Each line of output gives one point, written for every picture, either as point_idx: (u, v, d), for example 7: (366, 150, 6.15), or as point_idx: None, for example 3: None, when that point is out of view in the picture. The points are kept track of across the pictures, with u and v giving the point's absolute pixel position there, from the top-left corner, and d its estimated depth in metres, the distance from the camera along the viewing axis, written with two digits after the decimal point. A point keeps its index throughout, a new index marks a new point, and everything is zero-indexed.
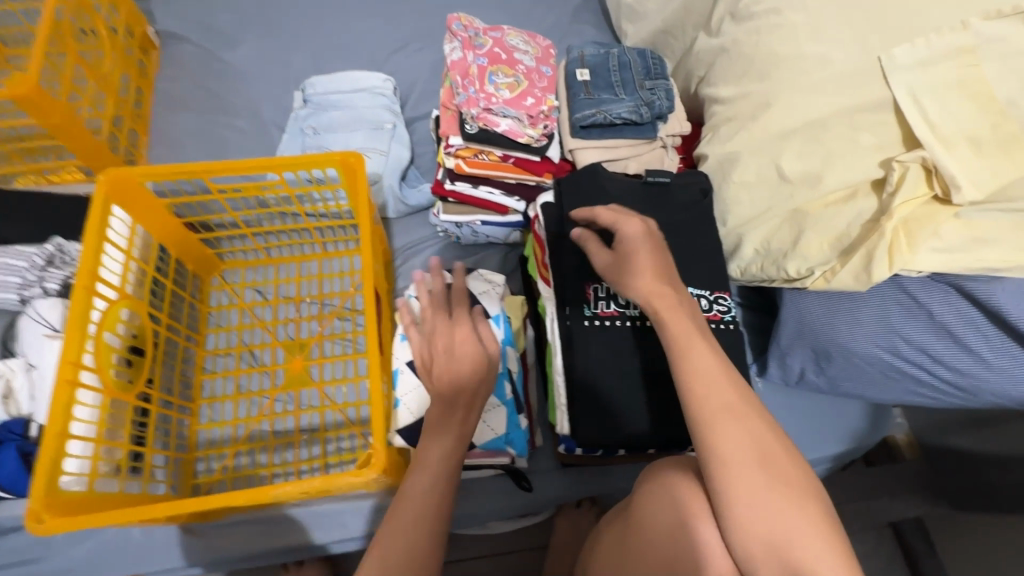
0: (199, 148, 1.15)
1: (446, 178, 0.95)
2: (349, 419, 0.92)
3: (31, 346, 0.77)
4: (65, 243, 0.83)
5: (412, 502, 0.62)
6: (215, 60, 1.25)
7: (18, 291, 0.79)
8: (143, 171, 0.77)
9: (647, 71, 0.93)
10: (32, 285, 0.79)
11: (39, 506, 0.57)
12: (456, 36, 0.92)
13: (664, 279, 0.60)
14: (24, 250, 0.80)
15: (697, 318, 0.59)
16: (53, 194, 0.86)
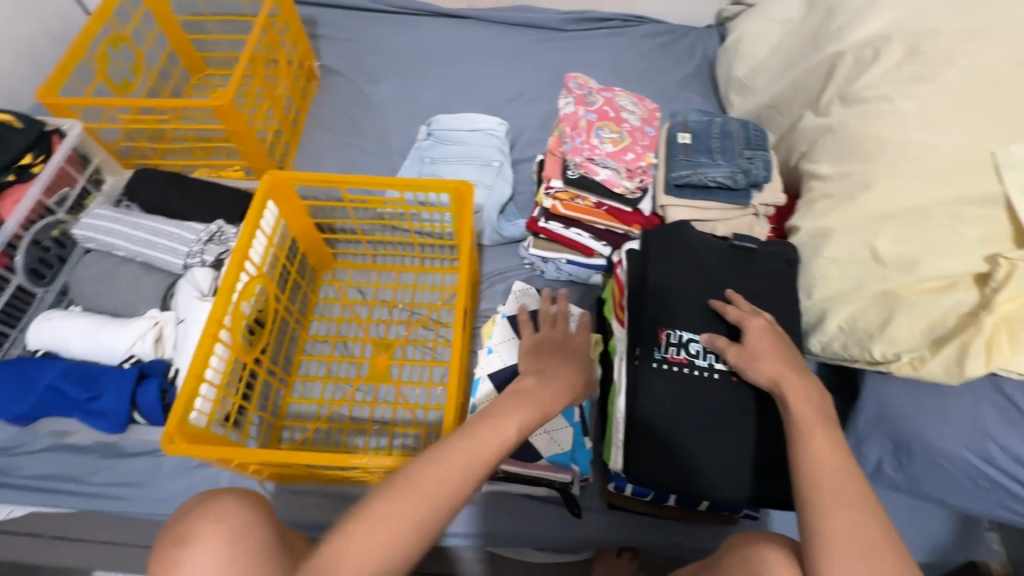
0: (335, 163, 1.34)
1: (540, 216, 1.02)
2: (417, 420, 1.01)
3: (185, 303, 0.92)
4: (224, 225, 1.00)
5: (478, 446, 0.61)
6: (360, 92, 1.46)
7: (183, 259, 0.95)
8: (296, 175, 0.93)
9: (747, 141, 0.97)
10: (194, 255, 0.96)
11: (176, 432, 0.69)
12: (570, 92, 1.02)
13: (794, 371, 0.66)
14: (194, 227, 0.98)
15: (825, 411, 0.61)
16: (223, 186, 1.05)
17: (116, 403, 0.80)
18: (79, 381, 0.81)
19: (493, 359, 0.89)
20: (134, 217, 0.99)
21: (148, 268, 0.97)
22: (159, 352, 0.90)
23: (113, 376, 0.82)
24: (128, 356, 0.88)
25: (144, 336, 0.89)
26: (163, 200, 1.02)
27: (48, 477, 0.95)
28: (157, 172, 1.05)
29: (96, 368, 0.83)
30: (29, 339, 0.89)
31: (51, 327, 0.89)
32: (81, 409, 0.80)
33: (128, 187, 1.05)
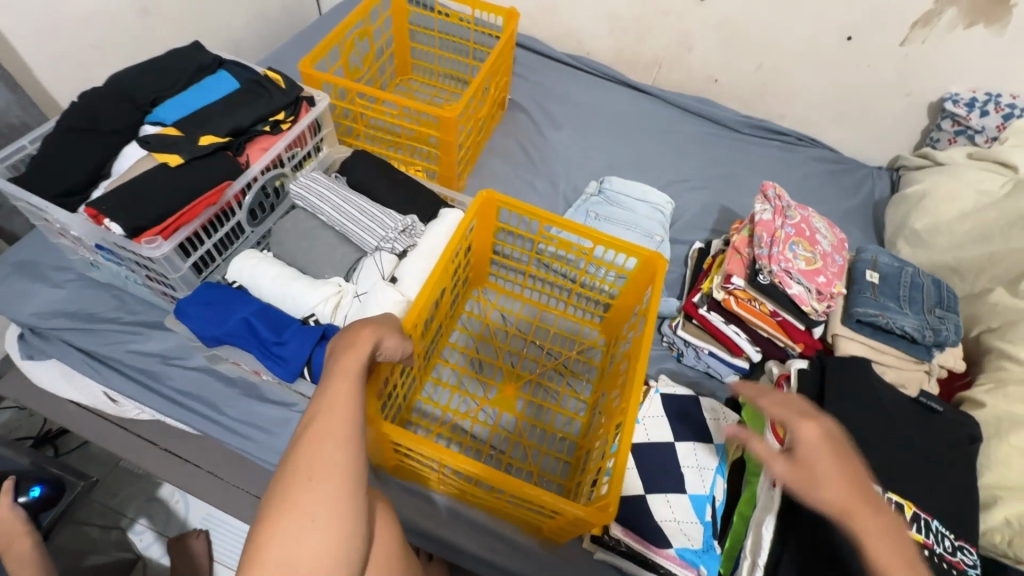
0: (503, 190, 1.42)
1: (701, 303, 1.07)
2: (531, 459, 1.01)
3: (369, 282, 0.99)
4: (416, 221, 1.07)
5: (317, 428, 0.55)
6: (539, 133, 1.56)
7: (377, 241, 1.01)
8: (506, 198, 0.99)
9: (939, 299, 0.97)
10: (386, 241, 1.02)
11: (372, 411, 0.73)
12: (769, 201, 1.06)
13: (867, 502, 0.54)
14: (394, 216, 1.04)
15: (912, 564, 0.51)
16: (422, 186, 1.14)
17: (298, 355, 0.84)
18: (269, 324, 0.87)
19: (637, 430, 0.90)
20: (342, 189, 1.06)
21: (342, 238, 1.04)
22: (333, 317, 0.95)
23: (302, 329, 0.87)
24: (309, 313, 0.93)
25: (328, 299, 0.94)
26: (371, 182, 1.11)
27: (190, 396, 1.00)
28: (370, 156, 1.15)
29: (287, 317, 0.88)
30: (230, 270, 0.97)
31: (253, 266, 0.96)
32: (269, 350, 0.85)
33: (343, 163, 1.15)
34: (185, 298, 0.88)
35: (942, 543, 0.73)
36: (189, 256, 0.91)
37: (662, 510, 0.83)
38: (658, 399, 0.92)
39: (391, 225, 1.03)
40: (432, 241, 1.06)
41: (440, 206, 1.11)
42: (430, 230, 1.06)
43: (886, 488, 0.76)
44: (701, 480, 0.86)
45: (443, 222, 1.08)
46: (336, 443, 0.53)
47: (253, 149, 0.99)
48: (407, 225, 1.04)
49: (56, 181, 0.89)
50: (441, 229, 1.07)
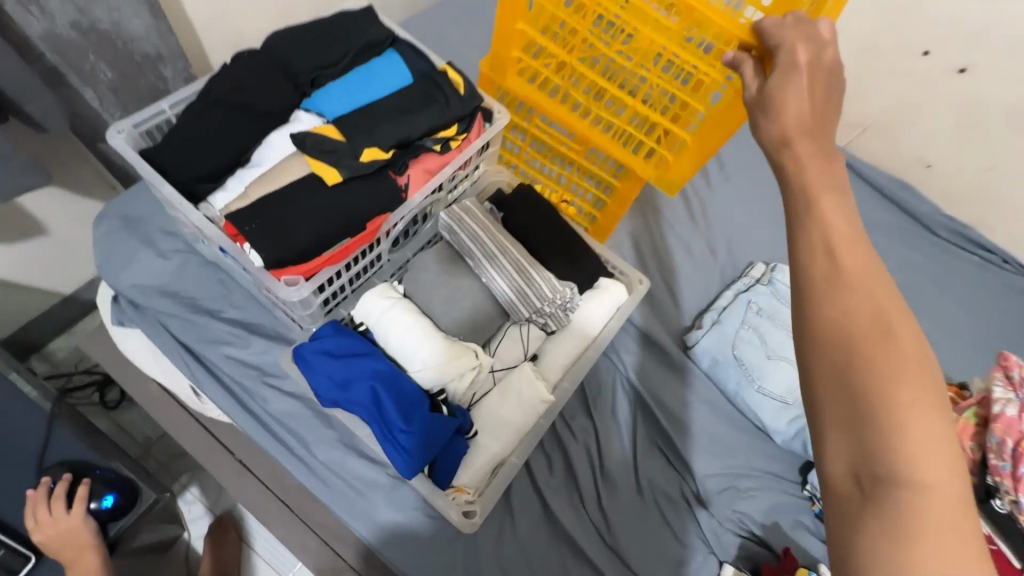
0: (653, 244, 1.21)
1: None
2: (625, 117, 0.91)
3: (507, 360, 0.86)
4: (576, 293, 0.89)
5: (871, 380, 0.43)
6: (706, 179, 1.31)
7: (530, 313, 0.85)
8: None
9: None
10: (539, 314, 0.86)
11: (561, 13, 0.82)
12: None
13: (809, 134, 0.57)
14: (554, 284, 0.86)
15: (783, 137, 0.57)
16: (586, 245, 0.95)
17: (422, 453, 0.71)
18: (397, 401, 0.73)
19: None
20: (500, 233, 0.89)
21: (486, 292, 0.88)
22: (464, 395, 0.82)
23: (432, 417, 0.73)
24: (438, 387, 0.79)
25: (462, 375, 0.80)
26: (530, 228, 0.93)
27: (287, 430, 0.89)
28: (532, 193, 0.96)
29: (415, 395, 0.75)
30: (358, 308, 0.84)
31: (385, 311, 0.82)
32: (389, 437, 0.72)
33: (500, 195, 0.97)
34: (307, 342, 0.77)
35: None
36: (320, 291, 0.78)
37: None
38: None
39: (548, 296, 0.85)
40: (583, 323, 0.89)
41: (599, 277, 0.93)
42: (584, 309, 0.90)
43: None
44: None
45: (601, 300, 0.91)
46: (943, 449, 0.40)
47: (415, 170, 0.81)
48: (563, 296, 0.86)
49: (192, 165, 0.74)
50: (597, 312, 0.90)
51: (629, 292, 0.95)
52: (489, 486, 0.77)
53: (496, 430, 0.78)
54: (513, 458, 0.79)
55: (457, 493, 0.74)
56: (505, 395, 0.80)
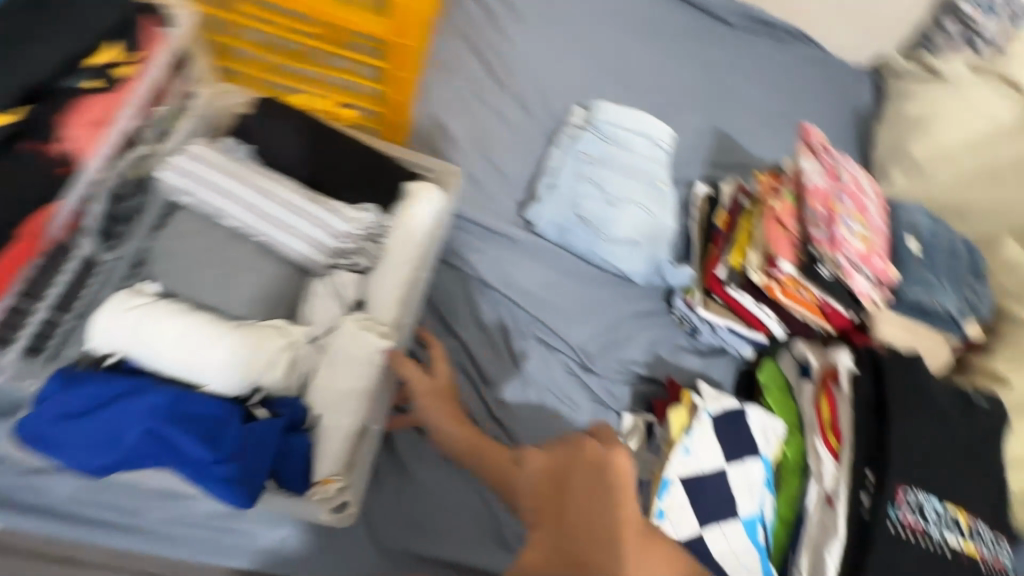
0: (463, 124, 1.05)
1: (731, 282, 0.93)
2: None
3: (325, 320, 0.70)
4: (379, 215, 0.74)
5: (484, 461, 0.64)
6: (497, 31, 1.15)
7: (329, 256, 0.69)
8: None
9: (973, 268, 0.90)
10: (343, 254, 0.71)
11: None
12: (817, 157, 0.88)
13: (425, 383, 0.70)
14: (345, 212, 0.71)
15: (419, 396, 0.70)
16: (372, 149, 0.76)
17: (251, 473, 0.58)
18: (190, 430, 0.58)
19: (687, 461, 0.78)
20: (253, 172, 0.69)
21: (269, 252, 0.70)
22: (287, 382, 0.67)
23: (245, 431, 0.60)
24: (250, 389, 0.65)
25: (271, 363, 0.65)
26: (296, 153, 0.73)
27: (110, 506, 0.72)
28: (279, 107, 0.74)
29: (214, 412, 0.60)
30: (96, 339, 0.63)
31: (137, 328, 0.63)
32: (199, 476, 0.58)
33: (240, 123, 0.74)
34: (33, 414, 0.57)
35: (989, 549, 0.73)
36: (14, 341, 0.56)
37: (720, 544, 0.76)
38: (712, 423, 0.79)
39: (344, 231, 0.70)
40: (400, 240, 0.73)
41: (401, 179, 0.76)
42: (397, 223, 0.73)
43: (944, 501, 0.73)
44: (753, 499, 0.79)
45: (413, 205, 0.74)
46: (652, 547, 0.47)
47: (76, 125, 0.55)
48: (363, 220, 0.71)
49: None
50: (414, 221, 0.73)
51: (443, 187, 0.81)
52: (356, 463, 0.66)
53: (341, 403, 0.65)
54: (373, 423, 0.68)
55: (323, 488, 0.63)
56: (335, 361, 0.67)
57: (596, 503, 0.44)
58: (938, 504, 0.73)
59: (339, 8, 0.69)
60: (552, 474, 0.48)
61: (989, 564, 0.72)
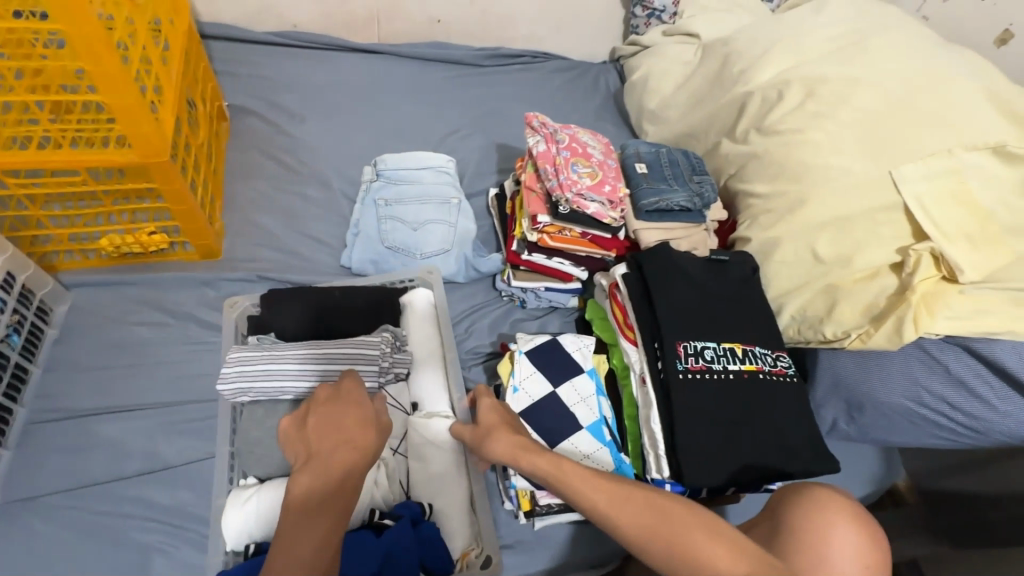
0: (270, 212, 1.20)
1: (523, 249, 1.09)
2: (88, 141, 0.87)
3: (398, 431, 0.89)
4: (393, 331, 0.94)
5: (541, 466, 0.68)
6: (283, 133, 1.35)
7: (377, 378, 0.86)
8: None
9: (692, 168, 1.13)
10: (385, 371, 0.88)
11: None
12: (537, 131, 1.09)
13: (327, 392, 0.70)
14: (371, 340, 0.88)
15: (322, 402, 0.68)
16: (377, 289, 0.99)
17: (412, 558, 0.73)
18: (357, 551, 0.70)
19: (520, 397, 0.90)
20: (272, 348, 0.85)
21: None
22: (393, 491, 0.85)
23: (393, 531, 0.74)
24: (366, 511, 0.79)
25: (377, 481, 0.83)
26: (335, 319, 0.93)
27: None
28: (309, 291, 0.95)
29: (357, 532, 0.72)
30: (230, 536, 0.77)
31: (258, 506, 0.78)
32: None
33: (257, 320, 0.92)
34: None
35: (767, 363, 0.89)
36: None
37: (573, 454, 0.87)
38: (528, 359, 0.92)
39: (383, 353, 0.88)
40: (420, 343, 0.99)
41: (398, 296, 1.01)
42: (413, 332, 0.99)
43: (719, 341, 0.90)
44: (590, 408, 0.91)
45: (416, 315, 1.01)
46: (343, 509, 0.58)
47: None
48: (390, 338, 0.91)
49: None
50: (418, 324, 1.00)
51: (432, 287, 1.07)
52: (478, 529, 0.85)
53: (443, 486, 0.85)
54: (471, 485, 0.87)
55: (466, 558, 0.82)
56: (422, 454, 0.87)
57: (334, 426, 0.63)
58: (714, 343, 0.89)
59: (93, 154, 0.83)
60: (321, 418, 0.65)
61: (770, 373, 0.89)
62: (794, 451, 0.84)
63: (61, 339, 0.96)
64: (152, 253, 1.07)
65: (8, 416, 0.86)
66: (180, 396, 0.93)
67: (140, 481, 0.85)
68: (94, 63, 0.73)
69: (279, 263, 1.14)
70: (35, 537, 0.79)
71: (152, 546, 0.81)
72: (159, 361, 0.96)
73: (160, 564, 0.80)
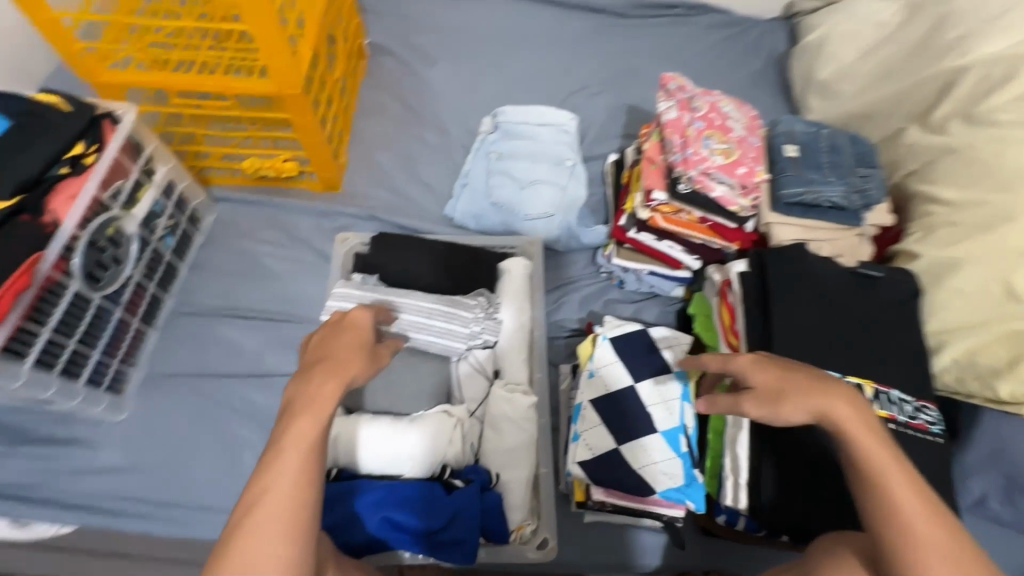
0: (389, 152, 1.24)
1: (630, 226, 0.99)
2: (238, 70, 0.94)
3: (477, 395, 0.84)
4: (489, 294, 0.88)
5: (908, 517, 0.50)
6: (413, 74, 1.36)
7: (465, 341, 0.84)
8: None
9: (858, 157, 0.93)
10: (474, 336, 0.84)
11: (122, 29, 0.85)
12: (671, 95, 0.96)
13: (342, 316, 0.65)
14: (467, 302, 0.84)
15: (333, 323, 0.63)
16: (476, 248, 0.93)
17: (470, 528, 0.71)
18: (417, 509, 0.70)
19: (594, 384, 0.85)
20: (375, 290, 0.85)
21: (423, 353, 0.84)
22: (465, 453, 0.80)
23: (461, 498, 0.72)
24: (440, 466, 0.77)
25: (451, 440, 0.78)
26: (433, 273, 0.89)
27: (110, 497, 0.87)
28: (410, 238, 0.92)
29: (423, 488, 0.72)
30: None
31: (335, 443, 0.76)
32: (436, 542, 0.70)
33: (363, 258, 0.92)
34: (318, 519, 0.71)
35: (904, 412, 0.73)
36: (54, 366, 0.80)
37: (639, 457, 0.79)
38: (611, 345, 0.85)
39: (474, 318, 0.84)
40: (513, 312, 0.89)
41: (495, 261, 0.93)
42: (506, 300, 0.90)
43: (844, 373, 0.75)
44: (670, 413, 0.82)
45: (512, 282, 0.91)
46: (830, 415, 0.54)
47: (56, 199, 0.77)
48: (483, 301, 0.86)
49: None
50: (512, 290, 0.91)
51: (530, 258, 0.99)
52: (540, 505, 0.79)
53: (515, 460, 0.78)
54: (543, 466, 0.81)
55: (520, 532, 0.76)
56: (498, 425, 0.80)
57: (328, 350, 0.59)
58: (836, 375, 0.75)
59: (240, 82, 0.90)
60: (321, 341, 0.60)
61: (905, 425, 0.72)
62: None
63: (205, 245, 1.10)
64: (284, 179, 1.16)
65: (158, 304, 1.01)
66: (287, 314, 1.03)
67: (244, 381, 0.96)
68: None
69: (388, 204, 1.17)
70: (164, 407, 0.94)
71: (246, 439, 0.93)
72: (276, 278, 1.06)
73: (249, 455, 0.91)
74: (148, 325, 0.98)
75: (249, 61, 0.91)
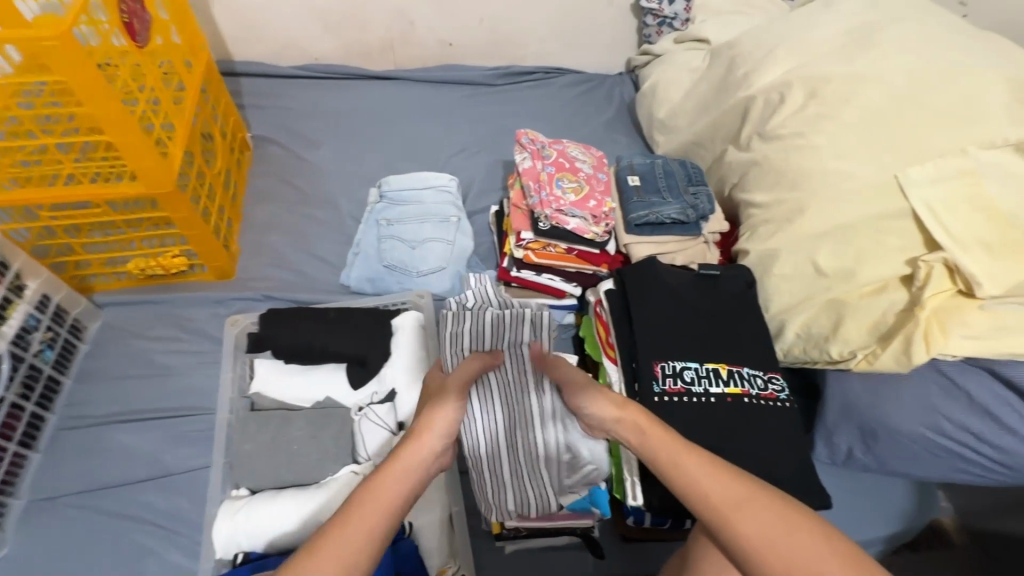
0: (282, 233, 1.28)
1: (512, 266, 1.08)
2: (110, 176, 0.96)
3: (381, 449, 0.87)
4: None
5: (709, 491, 0.53)
6: (299, 159, 1.43)
7: None
8: None
9: (689, 178, 1.08)
10: None
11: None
12: (524, 148, 1.09)
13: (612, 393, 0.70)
14: None
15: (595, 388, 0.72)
16: (363, 309, 0.98)
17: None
18: None
19: None
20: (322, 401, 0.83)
21: (322, 419, 0.89)
22: None
23: None
24: None
25: None
26: (325, 340, 0.93)
27: None
28: (296, 311, 0.96)
29: None
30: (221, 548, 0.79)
31: (246, 520, 0.79)
32: None
33: (255, 336, 0.94)
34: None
35: (755, 385, 0.84)
36: None
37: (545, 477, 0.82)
38: None
39: None
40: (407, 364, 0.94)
41: (387, 319, 0.97)
42: (401, 354, 0.95)
43: (702, 361, 0.86)
44: None
45: (406, 336, 0.96)
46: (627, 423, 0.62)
47: None
48: None
49: None
50: (405, 346, 0.95)
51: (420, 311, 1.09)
52: (456, 546, 0.82)
53: (426, 503, 0.82)
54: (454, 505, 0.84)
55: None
56: None
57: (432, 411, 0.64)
58: (695, 364, 0.85)
59: (112, 188, 0.93)
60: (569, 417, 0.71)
61: (758, 397, 0.83)
62: (774, 482, 0.78)
63: (92, 352, 1.07)
64: (174, 274, 1.17)
65: (41, 423, 0.96)
66: (185, 407, 1.00)
67: (144, 485, 0.92)
68: (95, 105, 0.81)
69: (286, 282, 1.20)
70: (53, 532, 0.88)
71: (147, 547, 0.88)
72: (171, 373, 1.04)
73: (151, 564, 0.86)
74: (30, 447, 0.93)
75: (118, 167, 0.94)
